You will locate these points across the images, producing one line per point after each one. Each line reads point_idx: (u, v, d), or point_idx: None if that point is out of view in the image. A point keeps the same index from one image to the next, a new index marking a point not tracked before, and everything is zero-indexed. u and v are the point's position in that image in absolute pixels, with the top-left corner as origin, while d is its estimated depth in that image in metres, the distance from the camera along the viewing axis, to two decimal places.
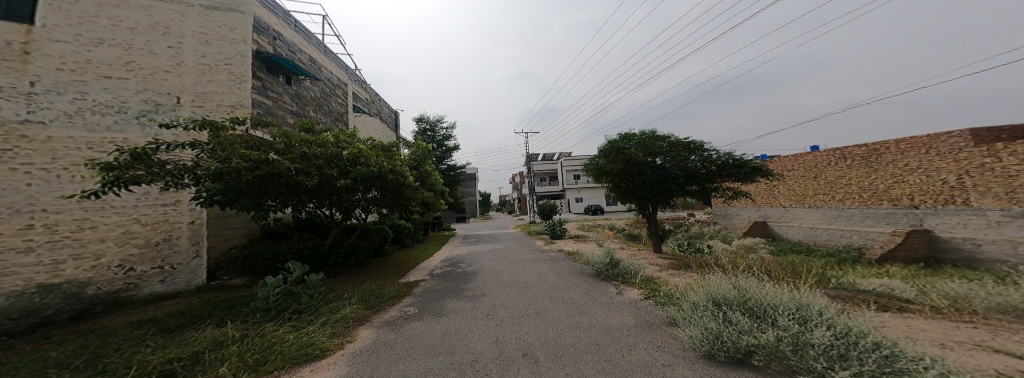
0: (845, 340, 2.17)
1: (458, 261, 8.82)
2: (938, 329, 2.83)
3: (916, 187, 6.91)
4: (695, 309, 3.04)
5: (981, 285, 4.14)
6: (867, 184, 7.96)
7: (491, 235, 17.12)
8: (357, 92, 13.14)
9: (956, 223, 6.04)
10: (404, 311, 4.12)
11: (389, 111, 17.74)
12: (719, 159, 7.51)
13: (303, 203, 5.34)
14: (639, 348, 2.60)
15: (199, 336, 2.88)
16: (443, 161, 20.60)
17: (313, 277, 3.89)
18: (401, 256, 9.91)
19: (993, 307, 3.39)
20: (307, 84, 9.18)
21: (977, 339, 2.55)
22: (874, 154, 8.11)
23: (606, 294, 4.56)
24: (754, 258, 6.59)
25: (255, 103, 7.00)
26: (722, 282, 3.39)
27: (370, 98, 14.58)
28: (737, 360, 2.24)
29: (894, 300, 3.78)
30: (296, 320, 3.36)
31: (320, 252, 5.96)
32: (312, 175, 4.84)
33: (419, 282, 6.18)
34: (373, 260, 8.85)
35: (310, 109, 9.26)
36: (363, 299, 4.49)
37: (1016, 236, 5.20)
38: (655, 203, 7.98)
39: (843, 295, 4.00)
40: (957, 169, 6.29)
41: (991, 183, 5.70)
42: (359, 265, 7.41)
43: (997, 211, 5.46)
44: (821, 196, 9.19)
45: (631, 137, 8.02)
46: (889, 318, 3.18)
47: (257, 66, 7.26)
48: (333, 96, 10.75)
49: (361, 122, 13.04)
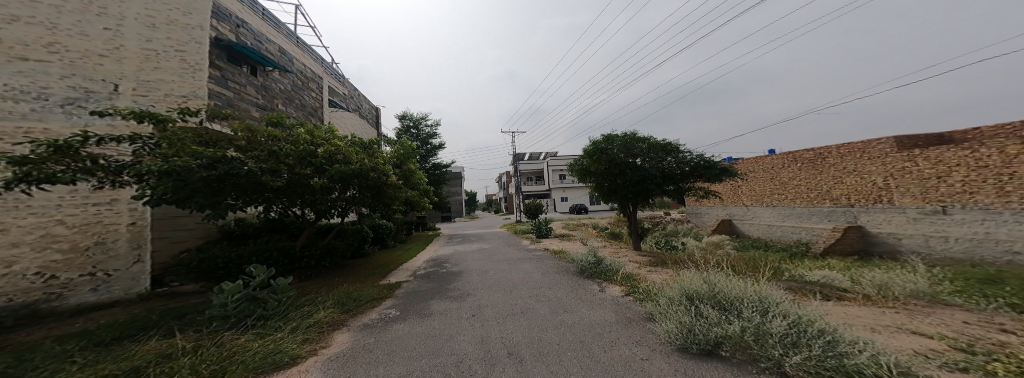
0: (797, 328, 2.37)
1: (440, 261, 8.70)
2: (871, 315, 3.18)
3: (853, 188, 7.71)
4: (671, 304, 3.22)
5: (907, 273, 4.73)
6: (816, 185, 8.78)
7: (476, 234, 17.02)
8: (334, 86, 12.48)
9: (882, 220, 6.80)
10: (384, 313, 4.01)
11: (370, 106, 17.09)
12: (692, 161, 7.95)
13: (273, 202, 4.99)
14: (618, 344, 2.70)
15: (143, 348, 2.62)
16: (427, 160, 20.19)
17: (281, 281, 3.64)
18: (381, 257, 9.60)
19: (912, 293, 3.88)
20: (276, 76, 8.64)
21: (900, 323, 2.90)
22: (820, 157, 8.96)
23: (590, 292, 4.69)
24: (721, 254, 7.06)
25: (213, 94, 6.52)
26: (695, 278, 3.59)
27: (348, 93, 13.93)
28: (707, 352, 2.38)
29: (834, 289, 4.22)
30: (261, 327, 3.15)
31: (290, 254, 5.61)
32: (281, 174, 4.54)
33: (399, 283, 6.03)
34: (350, 262, 8.51)
35: (279, 102, 8.71)
36: (339, 302, 4.29)
37: (929, 230, 5.98)
38: (635, 203, 8.30)
39: (795, 286, 4.40)
40: (885, 172, 7.11)
41: (910, 184, 6.52)
42: (334, 268, 7.10)
43: (915, 209, 6.22)
44: (778, 195, 9.99)
45: (614, 138, 8.27)
46: (830, 306, 3.54)
47: (216, 55, 6.75)
48: (306, 90, 10.19)
49: (338, 118, 12.43)
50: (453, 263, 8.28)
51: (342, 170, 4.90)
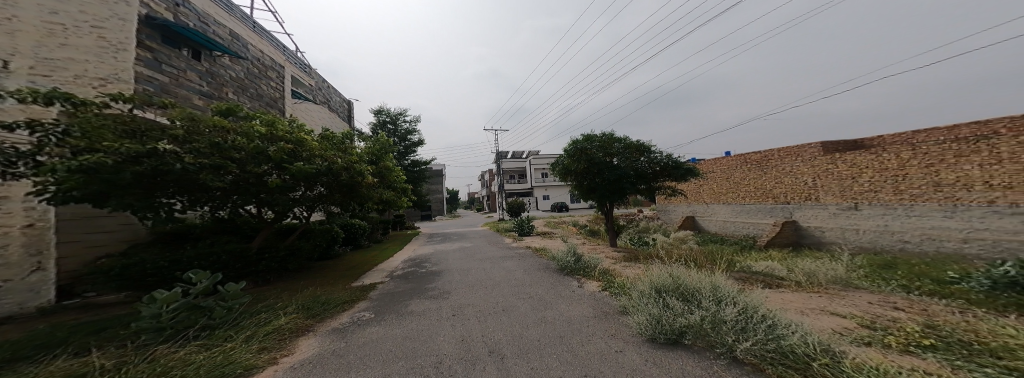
0: (745, 315, 2.62)
1: (417, 261, 8.47)
2: (800, 300, 3.58)
3: (789, 186, 8.65)
4: (641, 297, 3.39)
5: (837, 262, 5.43)
6: (760, 184, 9.73)
7: (459, 233, 16.95)
8: (299, 76, 11.59)
9: (812, 215, 7.73)
10: (354, 315, 3.85)
11: (342, 100, 16.13)
12: (662, 161, 8.39)
13: (222, 201, 4.56)
14: (595, 338, 2.80)
15: (44, 371, 2.25)
16: (406, 157, 19.61)
17: (233, 287, 3.34)
18: (353, 258, 9.16)
19: (832, 280, 4.41)
20: (225, 61, 7.84)
21: (821, 305, 3.32)
22: (764, 159, 9.93)
23: (569, 288, 4.82)
24: (687, 248, 7.60)
25: (142, 78, 5.78)
26: (661, 272, 3.80)
27: (315, 84, 13.01)
28: (672, 341, 2.54)
29: (773, 278, 4.70)
30: (206, 337, 2.85)
31: (245, 257, 5.13)
32: (225, 172, 4.14)
33: (371, 285, 5.77)
34: (315, 264, 8.02)
35: (228, 90, 7.90)
36: (304, 307, 4.01)
37: (844, 224, 6.96)
38: (612, 201, 8.67)
39: (743, 276, 4.84)
40: (813, 172, 8.03)
41: (831, 183, 7.45)
42: (295, 271, 6.64)
43: (835, 205, 7.19)
44: (730, 194, 10.94)
45: (593, 138, 8.58)
46: (770, 293, 3.95)
47: (148, 35, 6.00)
48: (264, 79, 9.34)
49: (305, 110, 11.58)
50: (429, 262, 8.10)
51: (310, 168, 4.64)
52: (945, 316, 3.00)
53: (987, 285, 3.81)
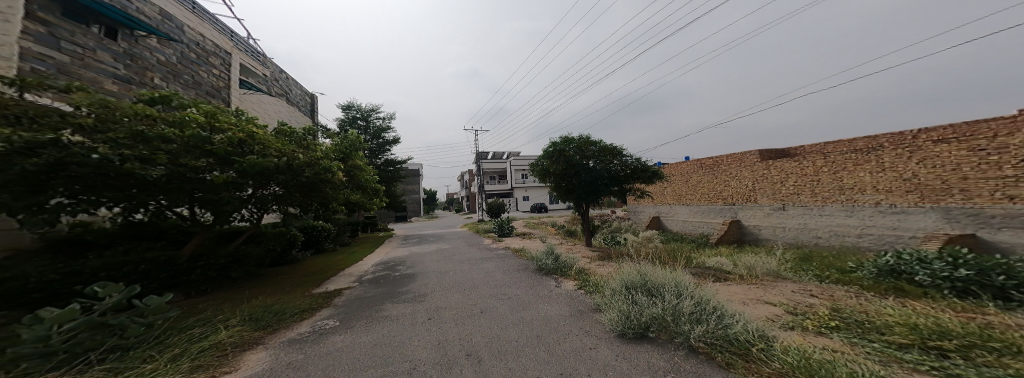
0: (701, 306, 2.81)
1: (390, 264, 8.13)
2: (741, 291, 3.96)
3: (733, 189, 9.61)
4: (613, 294, 3.50)
5: (778, 258, 6.07)
6: (711, 187, 10.67)
7: (437, 234, 16.55)
8: (249, 64, 10.55)
9: (751, 214, 8.65)
10: (314, 325, 3.59)
11: (304, 93, 14.93)
12: (633, 164, 8.80)
13: (146, 200, 4.01)
14: (572, 336, 2.83)
15: None
16: (379, 156, 18.74)
17: (154, 300, 2.98)
18: (315, 263, 8.56)
19: (766, 272, 4.91)
20: (152, 43, 6.90)
21: (759, 295, 3.68)
22: (715, 163, 10.87)
23: (547, 287, 4.86)
24: (654, 247, 8.05)
25: (33, 56, 4.85)
26: (631, 270, 3.95)
27: (270, 75, 11.92)
28: (638, 335, 2.65)
29: (720, 272, 5.13)
30: (118, 359, 2.46)
31: (173, 266, 4.52)
32: (155, 163, 3.61)
33: (338, 290, 5.47)
34: (267, 270, 7.36)
35: (155, 76, 6.93)
36: (252, 318, 3.65)
37: (774, 222, 7.95)
38: (588, 202, 8.93)
39: (698, 272, 5.23)
40: (751, 176, 9.04)
41: (765, 185, 8.45)
42: (240, 279, 6.03)
43: (769, 205, 8.14)
44: (687, 196, 11.85)
45: (571, 140, 8.79)
46: (718, 286, 4.31)
47: (43, 5, 5.08)
48: (203, 65, 8.36)
49: (258, 101, 10.56)
50: (399, 265, 7.80)
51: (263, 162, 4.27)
52: (856, 302, 3.52)
53: (875, 272, 4.68)
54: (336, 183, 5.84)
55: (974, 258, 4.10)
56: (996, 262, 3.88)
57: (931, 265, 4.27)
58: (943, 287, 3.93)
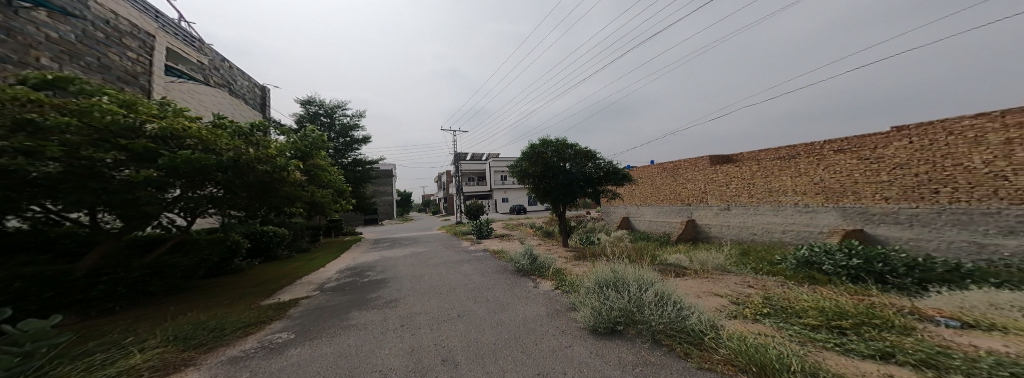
0: (664, 299, 2.99)
1: (358, 270, 7.68)
2: (696, 284, 4.33)
3: (688, 191, 10.62)
4: (587, 292, 3.60)
5: (729, 254, 6.70)
6: (669, 190, 11.56)
7: (410, 237, 16.07)
8: (177, 49, 9.05)
9: (706, 214, 9.79)
10: (258, 340, 3.24)
11: (249, 85, 13.33)
12: (606, 166, 9.17)
13: (40, 201, 3.37)
14: (548, 335, 2.85)
15: None
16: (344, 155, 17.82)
17: (39, 322, 2.42)
18: (265, 272, 7.77)
19: (718, 266, 5.38)
20: (40, 15, 5.33)
21: (712, 288, 4.01)
22: (670, 167, 11.77)
23: (526, 288, 4.85)
24: (625, 246, 8.46)
25: None
26: (604, 268, 4.10)
27: (207, 62, 10.44)
28: (610, 330, 2.75)
29: (679, 267, 5.55)
30: None
31: (66, 282, 3.72)
32: (51, 158, 3.03)
33: (291, 301, 5.05)
34: (205, 281, 6.56)
35: (45, 57, 5.37)
36: (181, 336, 3.20)
37: (723, 221, 9.21)
38: (565, 203, 9.14)
39: (663, 268, 5.58)
40: (703, 180, 10.12)
41: (715, 188, 9.60)
42: (168, 294, 5.29)
43: (720, 206, 9.33)
44: (649, 198, 12.71)
45: (549, 142, 8.95)
46: (678, 281, 4.61)
47: None
48: (117, 48, 6.82)
49: (191, 91, 9.17)
50: (364, 271, 7.37)
51: (199, 157, 3.81)
52: (787, 291, 4.00)
53: (795, 264, 5.60)
54: (289, 179, 5.60)
55: (862, 249, 5.20)
56: (877, 252, 4.97)
57: (831, 257, 5.33)
58: (842, 274, 4.91)
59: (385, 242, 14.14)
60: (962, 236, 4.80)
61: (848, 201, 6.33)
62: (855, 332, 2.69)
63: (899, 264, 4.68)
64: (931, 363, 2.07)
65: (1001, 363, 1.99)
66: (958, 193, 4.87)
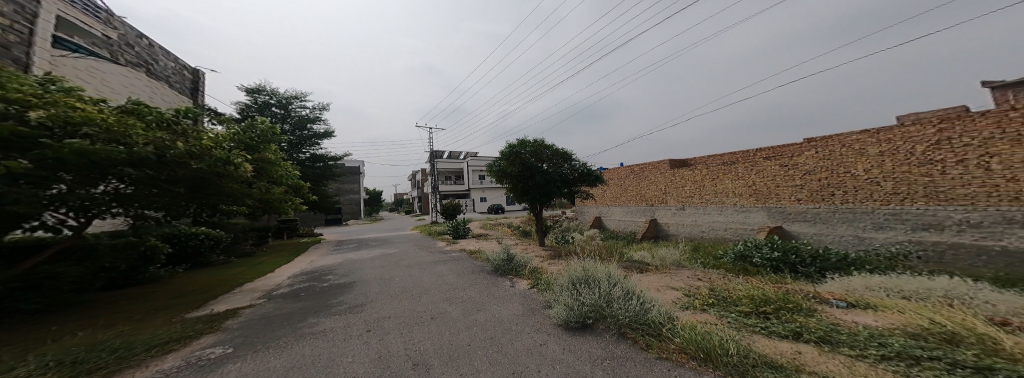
0: (628, 296, 3.29)
1: (317, 276, 7.15)
2: (657, 281, 4.84)
3: (649, 193, 11.40)
4: (561, 290, 3.82)
5: (682, 250, 7.49)
6: (633, 191, 12.30)
7: (381, 239, 15.49)
8: (77, 20, 7.42)
9: (665, 213, 10.62)
10: (180, 357, 2.81)
11: (177, 67, 11.44)
12: (580, 168, 9.44)
13: None
14: (522, 334, 2.94)
15: None
16: (300, 150, 16.74)
17: None
18: (197, 281, 6.85)
19: (677, 263, 6.08)
20: None
21: (674, 285, 4.43)
22: (634, 169, 12.50)
23: (503, 288, 4.97)
24: (596, 244, 8.96)
25: None
26: (576, 267, 4.38)
27: (119, 37, 8.70)
28: (579, 324, 3.01)
29: (642, 265, 6.13)
30: None
31: None
32: None
33: (226, 312, 4.50)
34: (111, 293, 5.55)
35: None
36: (75, 359, 2.67)
37: (679, 220, 10.08)
38: (542, 204, 9.31)
39: (630, 265, 6.08)
40: (661, 182, 10.93)
41: (672, 190, 10.42)
42: (58, 309, 4.38)
43: (675, 207, 10.20)
44: (615, 198, 13.38)
45: (527, 143, 9.15)
46: (644, 278, 5.04)
47: None
48: None
49: (91, 68, 7.47)
50: (321, 278, 6.85)
51: (99, 149, 3.19)
52: (729, 282, 4.58)
53: (733, 257, 6.26)
54: (231, 176, 5.10)
55: (780, 244, 6.06)
56: (791, 246, 5.84)
57: (759, 251, 6.04)
58: (766, 265, 5.66)
59: (350, 246, 13.33)
60: (850, 231, 5.90)
61: (773, 202, 7.37)
62: (775, 315, 3.14)
63: (806, 255, 5.54)
64: (827, 338, 2.51)
65: (873, 336, 2.48)
66: (851, 195, 5.94)
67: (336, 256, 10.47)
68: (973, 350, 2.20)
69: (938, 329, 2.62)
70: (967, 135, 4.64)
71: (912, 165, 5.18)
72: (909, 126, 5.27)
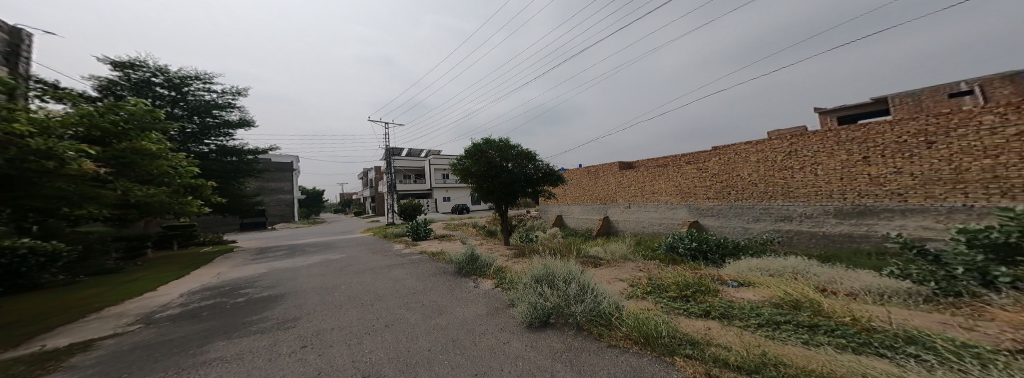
0: (583, 291, 3.90)
1: (228, 292, 6.42)
2: (612, 272, 6.30)
3: (606, 192, 13.59)
4: (525, 288, 4.39)
5: (625, 245, 9.23)
6: (592, 190, 14.48)
7: (319, 247, 14.55)
8: None
9: (617, 210, 12.63)
10: None
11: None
12: (544, 168, 10.12)
13: None
14: (485, 335, 3.34)
15: None
16: (203, 140, 14.27)
17: None
18: (26, 310, 5.45)
19: (624, 256, 7.78)
20: None
21: (622, 276, 5.93)
22: (592, 170, 14.63)
23: (466, 289, 5.50)
24: (556, 242, 10.35)
25: None
26: (538, 265, 5.07)
27: None
28: (542, 321, 3.50)
29: (597, 258, 7.79)
30: None
31: None
32: None
33: (70, 346, 3.76)
34: None
35: None
36: None
37: (626, 216, 12.12)
38: (507, 202, 9.91)
39: (589, 260, 7.55)
40: (614, 183, 13.19)
41: (624, 188, 12.64)
42: None
43: (624, 206, 12.28)
44: (577, 197, 15.43)
45: (492, 142, 9.74)
46: (601, 273, 6.28)
47: None
48: None
49: None
50: (234, 294, 6.20)
51: None
52: (661, 271, 6.10)
53: (665, 248, 7.88)
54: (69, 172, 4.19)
55: (697, 235, 7.78)
56: (703, 237, 7.67)
57: (683, 242, 7.64)
58: (685, 252, 7.34)
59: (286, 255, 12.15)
60: (739, 223, 8.36)
61: (695, 199, 9.78)
62: (692, 297, 4.20)
63: (713, 245, 7.37)
64: (727, 316, 3.49)
65: (753, 309, 3.61)
66: (742, 193, 8.49)
67: (257, 268, 9.43)
68: (808, 312, 3.40)
69: (788, 297, 3.85)
70: (809, 148, 7.13)
71: (778, 171, 7.72)
72: (776, 140, 7.84)
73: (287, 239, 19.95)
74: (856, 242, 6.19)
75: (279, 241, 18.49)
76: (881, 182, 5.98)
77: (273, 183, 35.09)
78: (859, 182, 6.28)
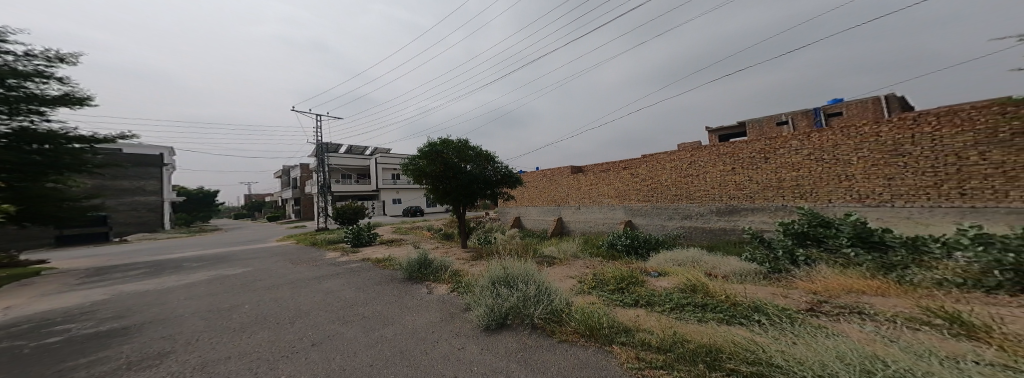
0: (542, 292, 4.71)
1: (26, 332, 5.25)
2: (562, 271, 7.74)
3: (558, 194, 16.17)
4: (482, 291, 5.11)
5: (570, 244, 11.35)
6: (546, 193, 16.95)
7: (241, 259, 13.49)
8: None
9: (568, 209, 15.28)
10: None
11: None
12: (502, 170, 11.73)
13: None
14: (436, 343, 3.74)
15: None
16: None
17: None
18: None
19: (570, 252, 9.85)
20: None
21: (570, 273, 7.49)
22: (546, 174, 17.11)
23: (422, 295, 6.32)
24: (513, 243, 11.90)
25: None
26: (497, 265, 6.02)
27: None
28: (498, 323, 4.14)
29: (548, 258, 9.44)
30: None
31: None
32: None
33: None
34: None
35: None
36: None
37: (577, 216, 14.84)
38: (466, 202, 11.22)
39: (543, 259, 9.21)
40: (566, 186, 15.83)
41: (574, 189, 15.37)
42: None
43: (574, 207, 14.98)
44: (534, 198, 17.73)
45: (449, 144, 11.00)
46: (552, 270, 7.86)
47: None
48: None
49: None
50: (43, 333, 5.13)
51: None
52: (603, 266, 8.00)
53: (607, 244, 10.33)
54: None
55: (632, 233, 10.46)
56: (633, 234, 10.37)
57: (620, 239, 10.13)
58: (622, 246, 9.83)
59: (138, 277, 10.52)
60: (658, 221, 11.40)
61: (627, 200, 12.77)
62: (626, 289, 5.56)
63: (641, 240, 9.94)
64: (652, 304, 4.67)
65: (662, 296, 4.95)
66: (659, 196, 11.61)
67: (93, 297, 7.88)
68: (699, 293, 4.83)
69: (689, 282, 5.30)
70: (703, 161, 10.39)
71: (682, 177, 10.91)
72: (682, 152, 11.05)
73: (160, 254, 16.81)
74: (727, 234, 9.38)
75: (146, 258, 15.50)
76: (743, 187, 9.26)
77: (120, 184, 28.67)
78: (730, 187, 9.57)
